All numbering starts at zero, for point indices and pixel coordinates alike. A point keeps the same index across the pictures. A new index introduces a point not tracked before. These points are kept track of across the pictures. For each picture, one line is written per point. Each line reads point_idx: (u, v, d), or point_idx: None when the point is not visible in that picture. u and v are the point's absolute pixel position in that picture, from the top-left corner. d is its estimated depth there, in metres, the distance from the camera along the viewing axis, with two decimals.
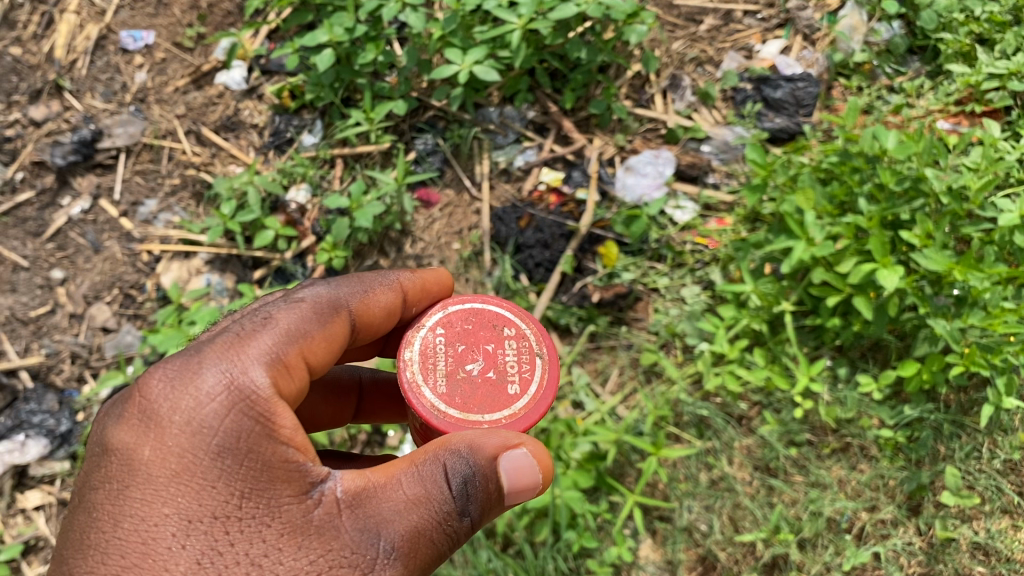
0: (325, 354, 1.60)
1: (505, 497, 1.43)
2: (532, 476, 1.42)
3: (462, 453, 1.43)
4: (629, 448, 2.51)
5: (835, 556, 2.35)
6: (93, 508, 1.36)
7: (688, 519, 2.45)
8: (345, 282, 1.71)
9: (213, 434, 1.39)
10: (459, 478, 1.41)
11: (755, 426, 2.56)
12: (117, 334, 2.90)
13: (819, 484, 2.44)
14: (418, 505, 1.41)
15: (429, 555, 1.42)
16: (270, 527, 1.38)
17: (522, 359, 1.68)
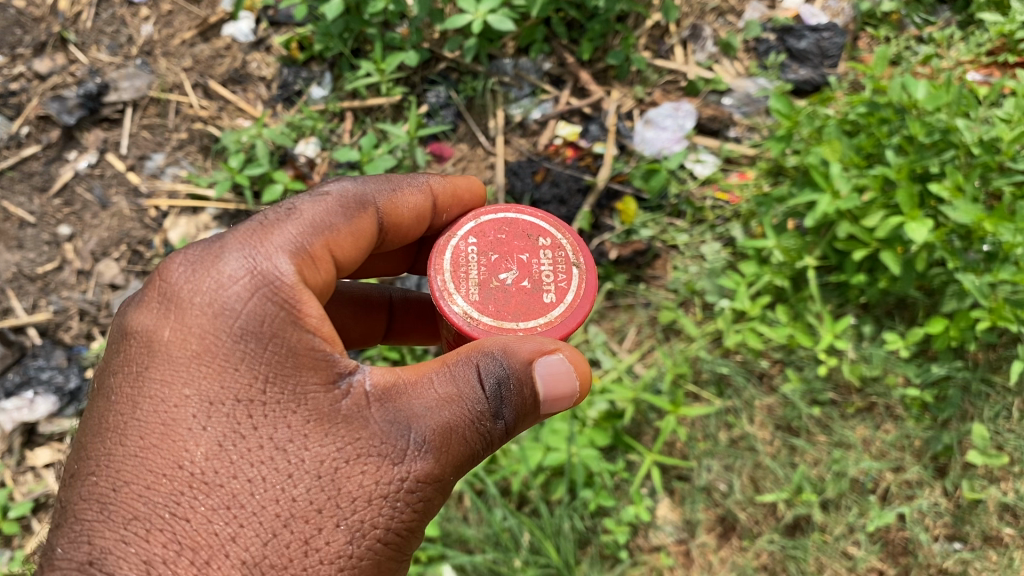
0: (349, 249, 1.57)
1: (545, 401, 1.37)
2: (570, 380, 1.36)
3: (497, 352, 1.38)
4: (647, 408, 2.46)
5: (859, 517, 2.29)
6: (112, 392, 1.34)
7: (707, 479, 2.39)
8: (372, 179, 1.68)
9: (236, 316, 1.37)
10: (492, 376, 1.36)
11: (776, 384, 2.49)
12: (125, 290, 2.85)
13: (843, 444, 2.37)
14: (449, 400, 1.36)
15: (460, 454, 1.37)
16: (295, 414, 1.35)
17: (558, 269, 1.61)
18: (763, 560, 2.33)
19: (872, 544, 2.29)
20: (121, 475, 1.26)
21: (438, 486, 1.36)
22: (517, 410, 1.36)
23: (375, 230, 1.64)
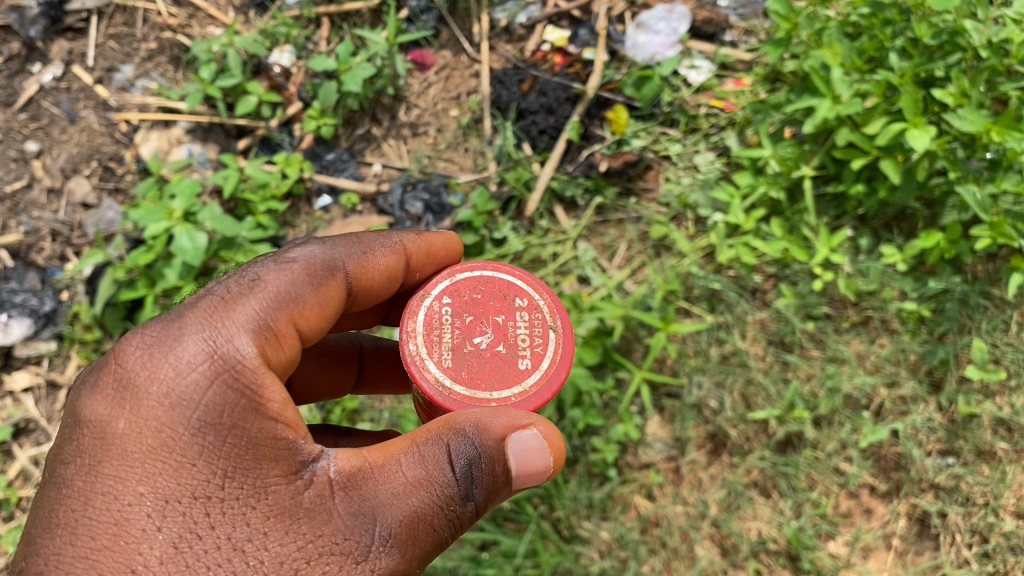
0: (314, 320, 1.46)
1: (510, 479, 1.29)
2: (539, 457, 1.28)
3: (468, 430, 1.29)
4: (637, 325, 2.40)
5: (852, 433, 2.24)
6: (63, 485, 1.24)
7: (698, 396, 2.33)
8: (342, 240, 1.57)
9: (195, 407, 1.26)
10: (462, 460, 1.27)
11: (770, 299, 2.43)
12: (97, 209, 2.74)
13: (837, 359, 2.32)
14: (418, 488, 1.27)
15: (424, 547, 1.28)
16: (254, 510, 1.25)
17: (534, 333, 1.52)
18: (754, 477, 2.28)
19: (864, 460, 2.25)
20: None
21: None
22: (486, 494, 1.28)
23: (342, 295, 1.53)
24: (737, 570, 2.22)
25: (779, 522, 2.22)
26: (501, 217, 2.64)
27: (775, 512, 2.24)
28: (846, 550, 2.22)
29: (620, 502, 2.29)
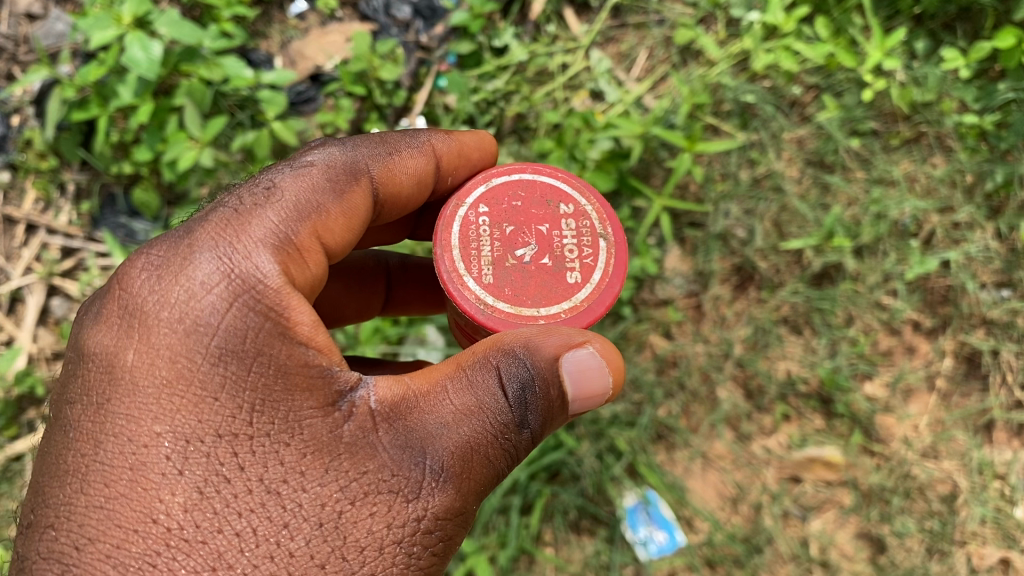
0: (336, 236, 1.15)
1: (573, 401, 1.02)
2: (598, 376, 1.02)
3: (518, 347, 1.01)
4: (659, 146, 2.09)
5: (898, 264, 1.97)
6: (66, 426, 0.97)
7: (724, 226, 2.05)
8: (367, 137, 1.23)
9: (213, 333, 0.99)
10: (516, 383, 1.00)
11: (811, 114, 2.12)
12: (45, 22, 2.39)
13: (883, 181, 2.04)
14: (471, 417, 1.00)
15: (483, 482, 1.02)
16: (287, 446, 0.98)
17: (585, 240, 1.18)
18: (784, 313, 2.02)
19: (910, 295, 1.98)
20: (84, 530, 0.91)
21: (461, 520, 1.02)
22: (547, 420, 1.01)
23: (369, 204, 1.20)
24: (763, 413, 1.98)
25: (810, 362, 1.97)
26: (501, 21, 2.29)
27: (807, 350, 1.99)
28: (886, 393, 1.96)
29: (634, 342, 2.00)
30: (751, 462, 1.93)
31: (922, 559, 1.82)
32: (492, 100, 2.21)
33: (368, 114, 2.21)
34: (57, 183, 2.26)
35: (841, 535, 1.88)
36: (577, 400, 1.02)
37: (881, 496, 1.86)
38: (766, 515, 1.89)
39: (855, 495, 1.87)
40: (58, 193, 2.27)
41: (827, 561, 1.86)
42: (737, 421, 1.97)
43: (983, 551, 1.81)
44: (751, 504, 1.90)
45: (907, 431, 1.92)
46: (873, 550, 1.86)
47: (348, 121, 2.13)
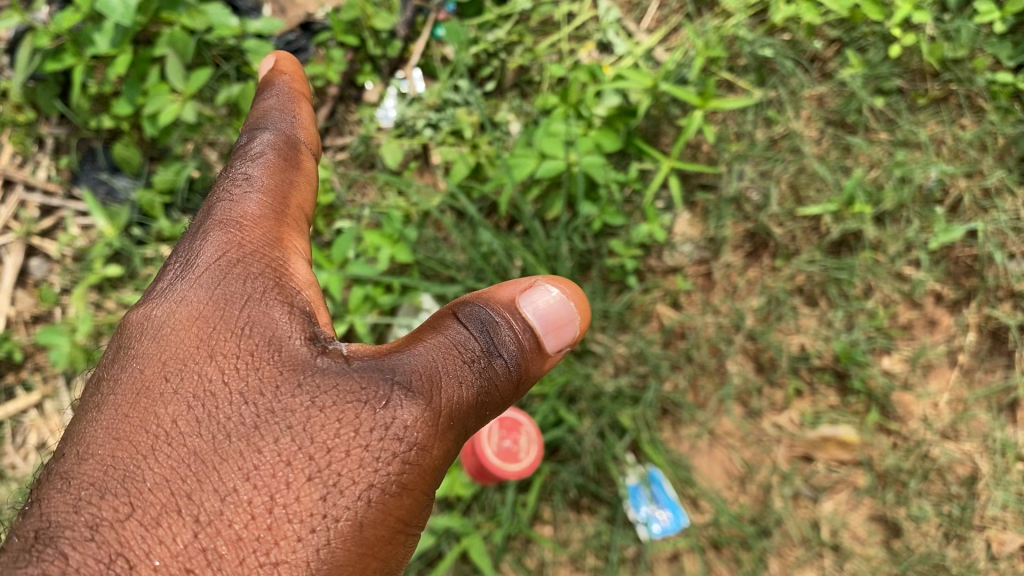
0: (281, 230, 0.99)
1: (551, 329, 0.92)
2: (546, 309, 0.92)
3: (474, 307, 0.91)
4: (670, 102, 1.95)
5: (921, 233, 1.86)
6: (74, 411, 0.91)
7: (738, 188, 1.93)
8: (281, 134, 1.08)
9: (192, 284, 0.93)
10: (479, 318, 0.90)
11: (832, 71, 1.98)
12: None
13: (908, 144, 1.91)
14: (452, 349, 0.89)
15: (465, 411, 0.88)
16: (253, 407, 0.86)
17: None
18: (799, 283, 1.92)
19: (933, 266, 1.86)
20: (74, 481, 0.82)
21: (454, 434, 0.88)
22: (523, 347, 0.90)
23: (290, 198, 1.03)
24: (774, 388, 1.88)
25: (824, 335, 1.86)
26: None
27: (823, 322, 1.88)
28: (905, 368, 1.85)
29: (640, 313, 1.90)
30: (760, 440, 1.84)
31: (939, 544, 1.71)
32: (493, 51, 2.08)
33: (361, 66, 2.10)
34: (34, 135, 2.14)
35: (854, 517, 1.79)
36: (547, 333, 0.92)
37: (897, 477, 1.77)
38: (776, 496, 1.80)
39: (870, 476, 1.78)
40: (35, 146, 2.15)
41: (838, 545, 1.77)
42: (747, 397, 1.87)
43: (1003, 536, 1.71)
44: (760, 484, 1.81)
45: (926, 409, 1.82)
46: (888, 534, 1.77)
47: (339, 74, 2.01)
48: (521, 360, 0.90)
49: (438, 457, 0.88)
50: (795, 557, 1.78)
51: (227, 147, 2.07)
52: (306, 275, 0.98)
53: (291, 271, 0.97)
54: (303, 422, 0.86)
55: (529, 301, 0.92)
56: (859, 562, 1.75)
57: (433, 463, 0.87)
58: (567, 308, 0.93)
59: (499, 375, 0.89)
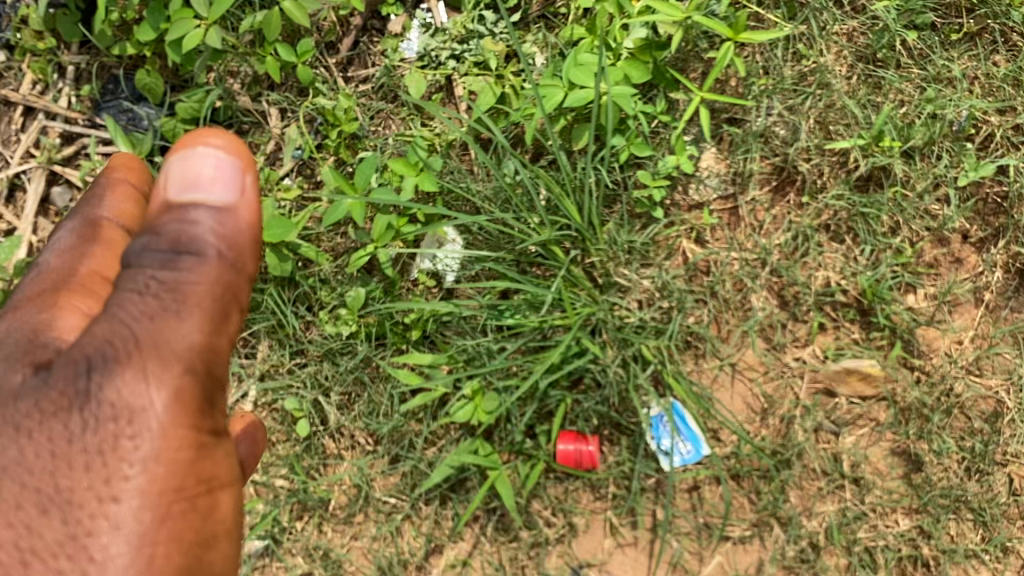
0: (63, 297, 1.08)
1: (178, 250, 0.97)
2: (189, 227, 0.98)
3: (135, 238, 0.99)
4: (699, 34, 1.93)
5: (951, 169, 1.83)
6: None
7: (765, 124, 1.90)
8: (79, 221, 1.18)
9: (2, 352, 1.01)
10: (154, 270, 0.96)
11: (865, 5, 1.93)
12: None
13: (940, 79, 1.88)
14: (161, 312, 0.95)
15: (189, 361, 0.96)
16: (27, 437, 0.93)
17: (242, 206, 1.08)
18: (826, 220, 1.89)
19: (962, 202, 1.84)
20: None
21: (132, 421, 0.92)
22: (199, 273, 0.97)
23: (79, 270, 1.12)
24: (798, 324, 1.86)
25: (850, 271, 1.84)
26: None
27: (848, 258, 1.86)
28: (931, 305, 1.83)
29: (664, 248, 1.88)
30: (783, 373, 1.83)
31: (960, 478, 1.72)
32: None
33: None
34: (55, 63, 2.12)
35: (876, 450, 1.77)
36: (181, 252, 0.97)
37: (920, 412, 1.76)
38: (797, 429, 1.78)
39: (892, 411, 1.77)
40: (56, 75, 2.13)
41: (859, 477, 1.75)
42: (771, 331, 1.86)
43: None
44: (781, 417, 1.80)
45: (951, 346, 1.81)
46: (908, 467, 1.75)
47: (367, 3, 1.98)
48: (201, 284, 0.97)
49: (196, 411, 0.97)
50: (815, 489, 1.75)
51: (249, 76, 2.03)
52: (78, 322, 1.05)
53: (54, 321, 1.04)
54: (78, 431, 0.92)
55: (187, 212, 0.99)
56: (879, 494, 1.74)
57: (194, 418, 0.97)
58: (237, 181, 1.01)
59: (193, 301, 0.97)
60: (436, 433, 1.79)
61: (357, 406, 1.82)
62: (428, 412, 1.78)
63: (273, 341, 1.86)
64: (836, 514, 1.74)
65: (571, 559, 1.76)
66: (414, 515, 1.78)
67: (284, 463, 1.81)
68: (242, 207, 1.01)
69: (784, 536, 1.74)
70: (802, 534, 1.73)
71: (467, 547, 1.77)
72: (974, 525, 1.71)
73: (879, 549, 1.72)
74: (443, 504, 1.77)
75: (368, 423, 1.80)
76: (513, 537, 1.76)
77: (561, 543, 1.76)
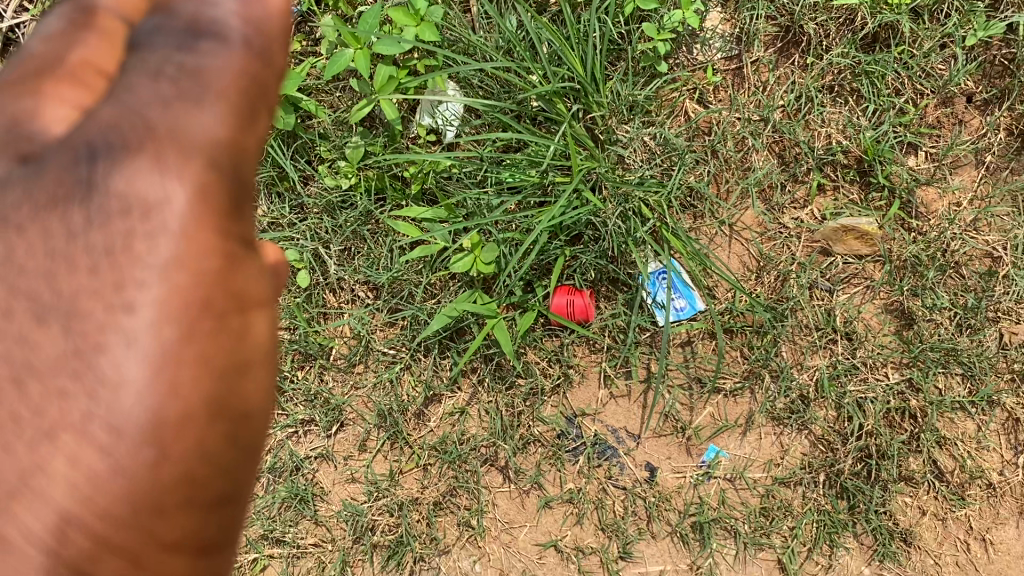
0: (44, 87, 0.74)
1: (195, 33, 0.71)
2: (208, 9, 0.72)
3: (141, 25, 0.73)
4: None
5: (958, 28, 1.76)
6: None
7: None
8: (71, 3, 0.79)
9: None
10: (171, 53, 0.70)
11: None
12: None
13: None
14: (177, 100, 0.68)
15: (209, 153, 0.68)
16: (18, 232, 0.65)
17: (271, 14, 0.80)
18: (828, 81, 1.84)
19: (967, 63, 1.78)
20: None
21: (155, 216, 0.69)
22: (220, 63, 0.71)
23: (68, 58, 0.75)
24: (797, 184, 1.85)
25: (853, 129, 1.81)
26: None
27: (851, 116, 1.82)
28: (931, 165, 1.82)
29: (666, 107, 1.86)
30: (780, 232, 1.83)
31: (952, 333, 1.73)
32: None
33: None
34: None
35: (869, 307, 1.79)
36: (199, 36, 0.71)
37: (916, 269, 1.76)
38: (792, 284, 1.78)
39: (888, 268, 1.78)
40: None
41: (852, 333, 1.76)
42: (770, 192, 1.85)
43: (1015, 328, 1.74)
44: (777, 274, 1.80)
45: (950, 207, 1.80)
46: (900, 323, 1.77)
47: None
48: (224, 74, 0.71)
49: (223, 212, 0.68)
50: (808, 342, 1.77)
51: None
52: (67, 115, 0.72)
53: (41, 111, 0.72)
54: (81, 227, 0.63)
55: None
56: (871, 349, 1.76)
57: (221, 220, 0.68)
58: None
59: (216, 93, 0.70)
60: (434, 286, 1.80)
61: (357, 260, 1.83)
62: (426, 264, 1.79)
63: (273, 196, 1.88)
64: (828, 367, 1.76)
65: (565, 408, 1.80)
66: (413, 365, 1.81)
67: (285, 313, 1.85)
68: None
69: (775, 386, 1.76)
70: (794, 386, 1.75)
71: (466, 396, 1.81)
72: (962, 379, 1.73)
73: (869, 400, 1.73)
74: (443, 353, 1.81)
75: (368, 275, 1.81)
76: (510, 385, 1.78)
77: (556, 392, 1.79)
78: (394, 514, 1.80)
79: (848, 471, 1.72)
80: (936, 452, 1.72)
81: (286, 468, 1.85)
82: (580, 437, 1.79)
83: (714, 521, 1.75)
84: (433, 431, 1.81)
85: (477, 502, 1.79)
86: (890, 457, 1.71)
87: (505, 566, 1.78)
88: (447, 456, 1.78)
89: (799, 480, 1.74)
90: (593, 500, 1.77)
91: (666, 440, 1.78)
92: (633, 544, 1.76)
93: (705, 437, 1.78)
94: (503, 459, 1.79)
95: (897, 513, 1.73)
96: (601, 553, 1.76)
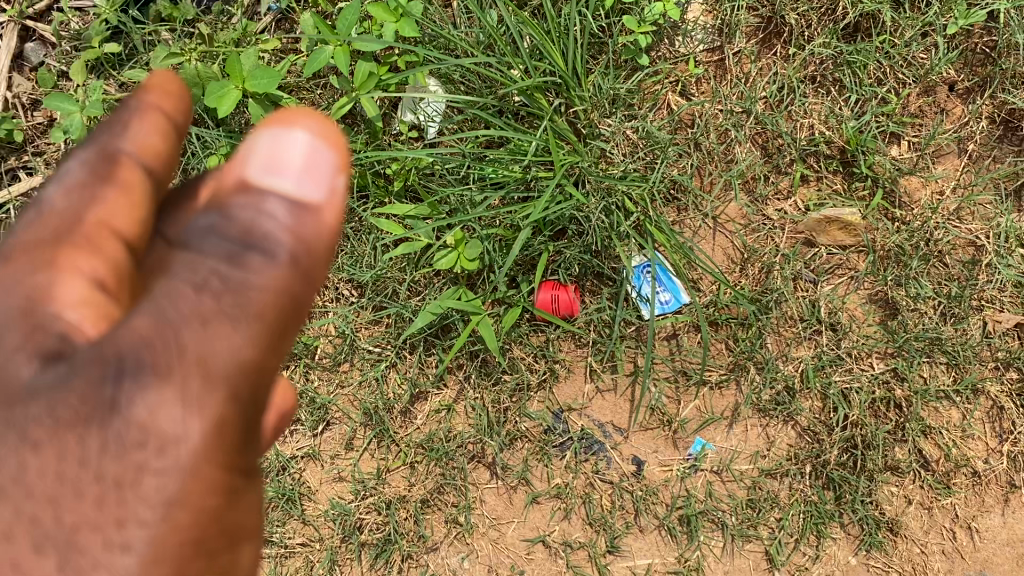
0: (59, 255, 0.75)
1: (243, 245, 0.72)
2: (262, 220, 0.73)
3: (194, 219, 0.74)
4: None
5: (940, 17, 1.76)
6: None
7: None
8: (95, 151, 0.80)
9: None
10: (214, 263, 0.70)
11: None
12: None
13: None
14: (214, 312, 0.69)
15: (233, 380, 0.70)
16: (34, 448, 0.67)
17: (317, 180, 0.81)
18: (811, 71, 1.84)
19: (949, 52, 1.79)
20: None
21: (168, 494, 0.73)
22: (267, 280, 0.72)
23: (82, 219, 0.77)
24: (781, 175, 1.84)
25: (835, 120, 1.81)
26: None
27: (833, 107, 1.82)
28: (914, 154, 1.81)
29: (648, 99, 1.86)
30: (764, 224, 1.83)
31: (936, 322, 1.73)
32: None
33: None
34: None
35: (853, 298, 1.79)
36: (249, 248, 0.72)
37: (899, 259, 1.77)
38: (775, 276, 1.79)
39: (871, 258, 1.77)
40: None
41: (836, 324, 1.77)
42: (753, 183, 1.85)
43: (999, 316, 1.73)
44: (761, 266, 1.80)
45: (932, 196, 1.80)
46: (884, 313, 1.77)
47: None
48: (265, 291, 0.71)
49: (231, 444, 0.71)
50: (792, 333, 1.77)
51: None
52: (82, 288, 0.74)
53: (54, 287, 0.73)
54: (94, 455, 0.65)
55: (261, 204, 0.74)
56: (855, 339, 1.76)
57: (227, 452, 0.71)
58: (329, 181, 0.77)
59: (254, 312, 0.71)
60: (418, 283, 1.80)
61: (340, 258, 1.83)
62: (410, 262, 1.78)
63: None
64: (812, 358, 1.76)
65: (552, 403, 1.79)
66: (398, 362, 1.81)
67: None
68: (326, 211, 0.76)
69: (760, 378, 1.76)
70: (778, 377, 1.76)
71: (452, 393, 1.80)
72: (946, 367, 1.74)
73: (854, 390, 1.74)
74: (429, 350, 1.81)
75: (351, 274, 1.81)
76: (496, 381, 1.78)
77: (542, 388, 1.79)
78: (381, 513, 1.80)
79: (833, 462, 1.73)
80: (921, 441, 1.72)
81: (272, 468, 1.84)
82: (566, 431, 1.78)
83: (701, 514, 1.75)
84: (419, 428, 1.81)
85: (465, 499, 1.79)
86: (875, 447, 1.71)
87: (493, 562, 1.78)
88: (434, 454, 1.78)
89: (785, 471, 1.75)
90: (580, 494, 1.77)
91: (653, 433, 1.78)
92: (621, 538, 1.76)
93: (691, 430, 1.78)
94: (490, 455, 1.79)
95: (883, 502, 1.73)
96: (589, 547, 1.77)
